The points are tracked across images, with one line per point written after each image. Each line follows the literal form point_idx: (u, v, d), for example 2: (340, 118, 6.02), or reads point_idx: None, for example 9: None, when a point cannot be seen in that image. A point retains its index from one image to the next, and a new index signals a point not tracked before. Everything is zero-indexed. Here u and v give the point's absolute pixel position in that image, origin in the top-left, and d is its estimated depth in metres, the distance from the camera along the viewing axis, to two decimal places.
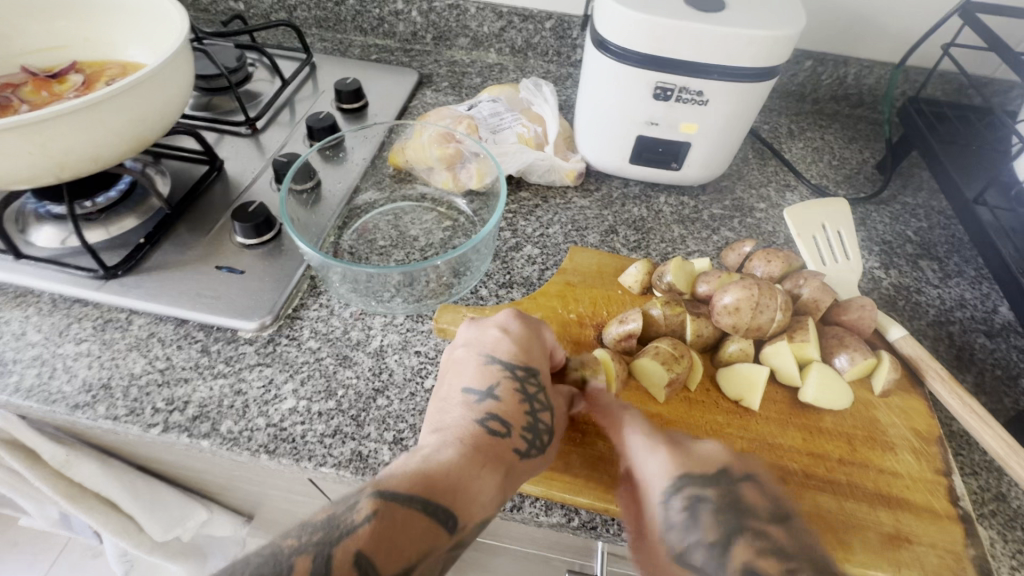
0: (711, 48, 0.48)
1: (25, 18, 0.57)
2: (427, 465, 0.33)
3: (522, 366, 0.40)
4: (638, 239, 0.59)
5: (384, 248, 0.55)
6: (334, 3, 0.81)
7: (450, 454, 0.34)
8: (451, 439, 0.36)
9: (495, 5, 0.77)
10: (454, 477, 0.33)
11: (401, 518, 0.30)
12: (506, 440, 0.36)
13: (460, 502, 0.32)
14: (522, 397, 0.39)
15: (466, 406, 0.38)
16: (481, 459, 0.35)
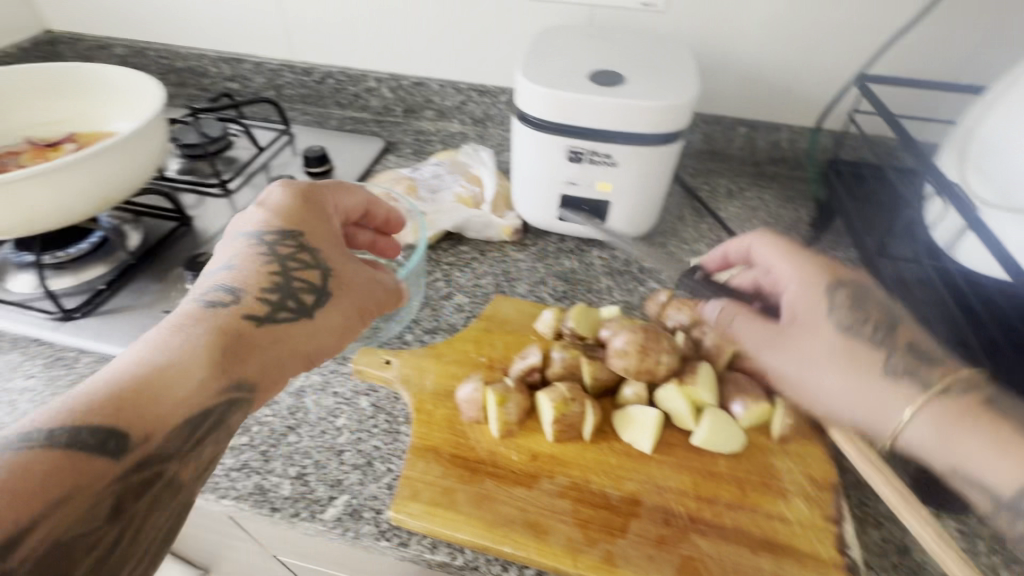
0: (611, 116, 0.54)
1: (30, 97, 0.65)
2: (175, 355, 0.34)
3: (278, 233, 0.43)
4: (566, 290, 0.62)
5: None
6: (316, 82, 0.91)
7: (196, 329, 0.36)
8: (181, 317, 0.37)
9: (456, 82, 0.86)
10: (178, 368, 0.34)
11: (133, 386, 0.32)
12: (238, 306, 0.38)
13: (218, 380, 0.35)
14: (300, 256, 0.42)
15: (251, 245, 0.42)
16: (224, 337, 0.36)
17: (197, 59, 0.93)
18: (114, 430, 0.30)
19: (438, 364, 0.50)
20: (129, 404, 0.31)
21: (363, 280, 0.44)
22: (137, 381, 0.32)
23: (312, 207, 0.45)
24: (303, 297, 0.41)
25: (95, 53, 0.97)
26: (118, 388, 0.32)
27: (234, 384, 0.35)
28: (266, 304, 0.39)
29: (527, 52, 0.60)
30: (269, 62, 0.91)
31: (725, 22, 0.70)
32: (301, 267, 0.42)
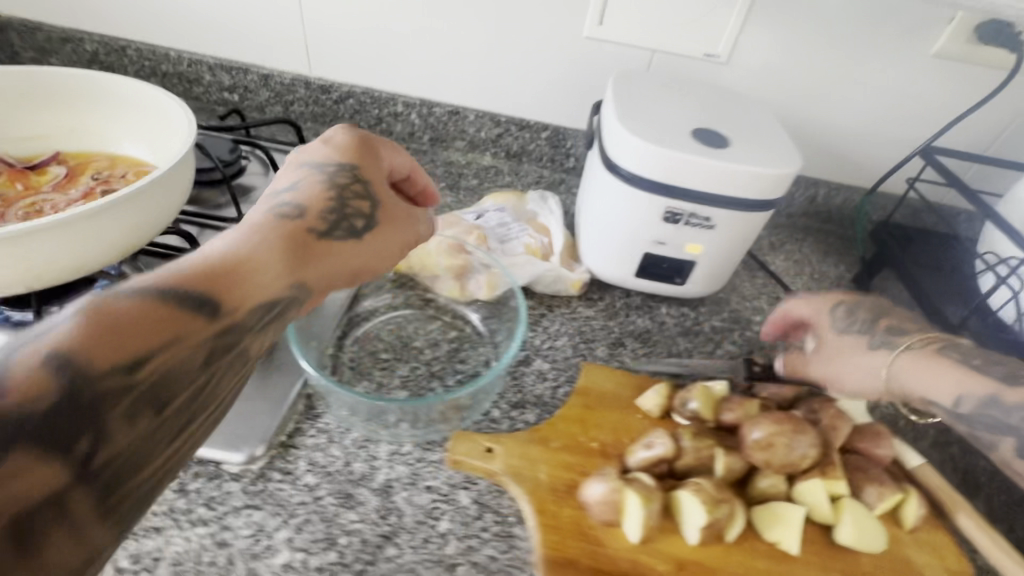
0: (720, 181, 0.51)
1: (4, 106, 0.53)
2: (213, 255, 0.31)
3: (339, 167, 0.39)
4: (646, 352, 0.58)
5: (388, 362, 0.51)
6: (333, 100, 0.82)
7: (261, 234, 0.33)
8: (245, 223, 0.34)
9: (494, 114, 0.80)
10: (243, 259, 0.31)
11: (210, 268, 0.30)
12: (303, 219, 0.35)
13: (285, 275, 0.32)
14: (356, 177, 0.39)
15: (302, 181, 0.38)
16: (290, 242, 0.33)
17: (190, 64, 0.81)
18: (212, 295, 0.29)
19: (548, 452, 0.44)
20: (220, 274, 0.30)
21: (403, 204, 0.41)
22: (201, 276, 0.29)
23: (370, 152, 0.41)
24: (355, 221, 0.36)
25: (57, 47, 0.82)
26: (189, 272, 0.29)
27: (300, 281, 0.33)
28: (324, 221, 0.35)
29: (618, 104, 0.56)
30: (280, 75, 0.80)
31: (786, 79, 0.70)
32: (361, 205, 0.37)
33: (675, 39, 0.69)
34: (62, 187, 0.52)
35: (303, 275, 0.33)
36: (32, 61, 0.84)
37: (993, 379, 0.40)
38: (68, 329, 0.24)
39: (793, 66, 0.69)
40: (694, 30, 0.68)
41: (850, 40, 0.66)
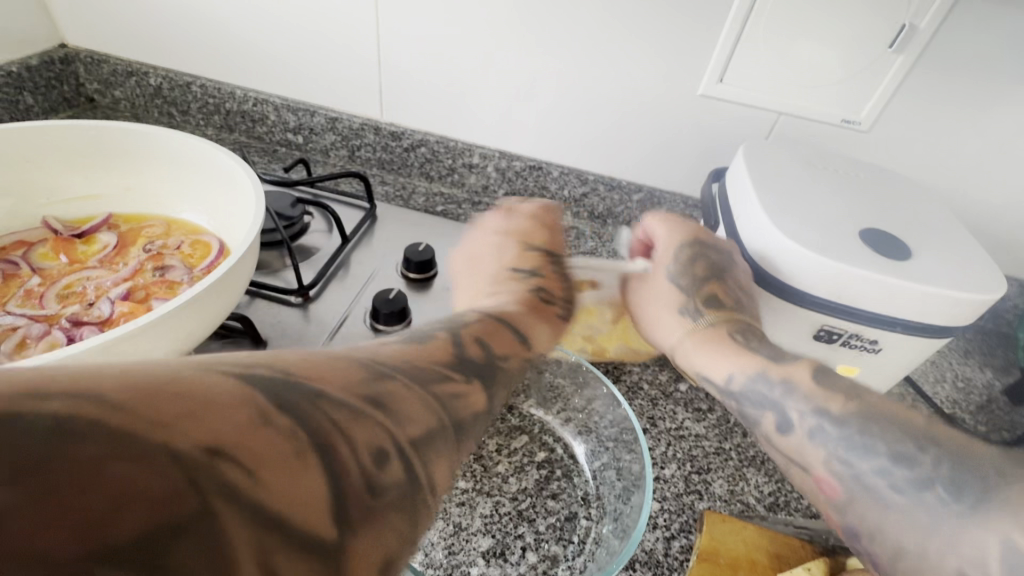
0: (900, 304, 0.40)
1: (52, 165, 0.47)
2: (512, 307, 0.43)
3: (540, 245, 0.53)
4: (775, 491, 0.47)
5: (466, 495, 0.42)
6: (404, 148, 0.75)
7: (528, 298, 0.45)
8: (508, 288, 0.47)
9: (581, 172, 0.72)
10: (530, 315, 0.43)
11: (514, 319, 0.41)
12: (552, 292, 0.48)
13: (552, 327, 0.44)
14: (561, 279, 0.50)
15: (512, 276, 0.49)
16: (548, 304, 0.46)
17: (255, 103, 0.76)
18: (498, 346, 0.36)
19: None
20: (505, 334, 0.38)
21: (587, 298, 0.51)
22: (507, 319, 0.41)
23: (548, 231, 0.56)
24: (579, 301, 0.50)
25: (122, 80, 0.79)
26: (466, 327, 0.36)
27: (557, 339, 0.44)
28: (567, 298, 0.48)
29: (758, 187, 0.46)
30: (349, 119, 0.74)
31: (942, 153, 0.58)
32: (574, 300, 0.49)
33: (807, 101, 0.59)
34: (111, 260, 0.46)
35: (557, 336, 0.45)
36: (97, 93, 0.81)
37: (762, 357, 0.43)
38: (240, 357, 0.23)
39: (952, 138, 0.57)
40: (832, 91, 0.57)
41: None
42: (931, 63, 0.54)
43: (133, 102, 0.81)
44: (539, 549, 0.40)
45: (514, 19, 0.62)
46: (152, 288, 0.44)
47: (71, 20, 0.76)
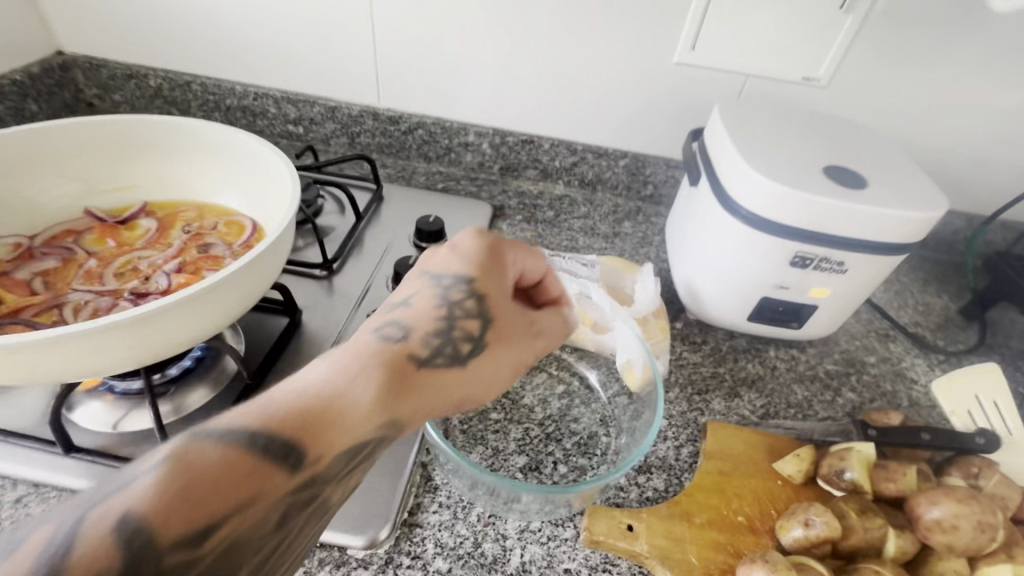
0: (860, 225, 0.47)
1: (91, 158, 0.51)
2: (314, 387, 0.30)
3: (454, 279, 0.39)
4: (765, 403, 0.54)
5: (499, 423, 0.48)
6: (402, 132, 0.80)
7: (364, 373, 0.31)
8: (344, 348, 0.33)
9: (571, 143, 0.77)
10: (337, 400, 0.29)
11: (298, 413, 0.28)
12: (405, 344, 0.35)
13: (381, 414, 0.30)
14: (448, 311, 0.38)
15: (367, 327, 0.36)
16: (390, 373, 0.33)
17: (255, 98, 0.80)
18: (297, 442, 0.27)
19: (693, 530, 0.41)
20: (310, 416, 0.28)
21: (515, 317, 0.40)
22: (284, 421, 0.28)
23: (495, 263, 0.41)
24: (461, 347, 0.36)
25: (121, 83, 0.81)
26: (249, 413, 0.28)
27: (391, 418, 0.31)
28: (428, 347, 0.35)
29: (736, 138, 0.52)
30: (348, 107, 0.78)
31: (890, 102, 0.66)
32: (478, 328, 0.38)
33: (770, 63, 0.65)
34: (156, 242, 0.50)
35: (396, 418, 0.31)
36: (96, 98, 0.84)
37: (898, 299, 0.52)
38: (147, 485, 0.23)
39: (898, 87, 0.64)
40: (792, 51, 0.64)
41: (966, 61, 0.61)
42: (874, 21, 0.60)
43: (133, 104, 0.83)
44: (568, 462, 0.46)
45: (500, 3, 0.67)
46: (199, 263, 0.48)
47: (66, 27, 0.78)
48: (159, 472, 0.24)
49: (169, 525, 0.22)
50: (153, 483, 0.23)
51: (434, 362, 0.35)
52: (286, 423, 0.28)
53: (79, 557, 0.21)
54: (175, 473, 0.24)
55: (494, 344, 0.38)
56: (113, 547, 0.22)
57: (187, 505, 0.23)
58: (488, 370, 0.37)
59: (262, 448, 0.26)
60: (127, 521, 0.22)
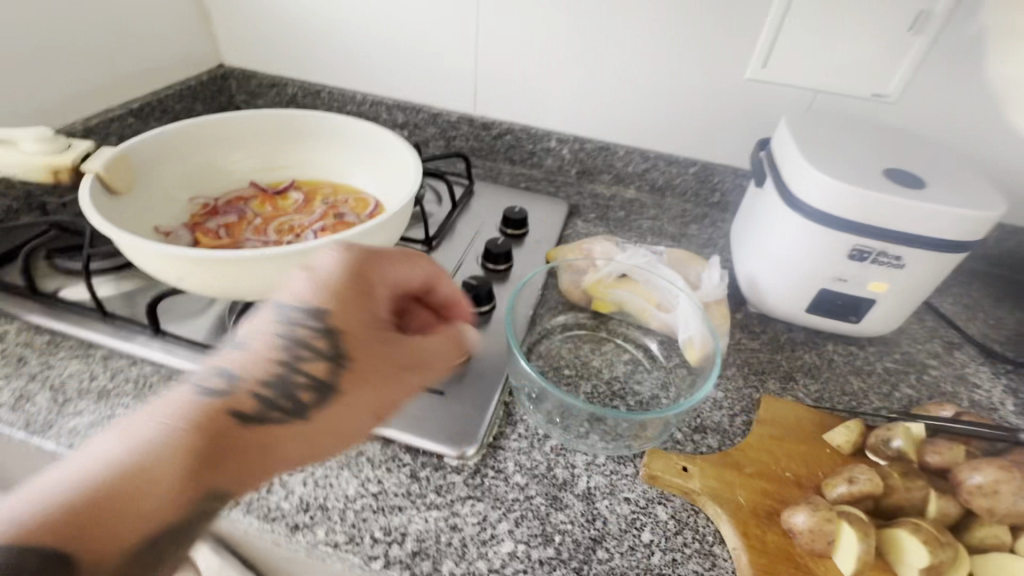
0: (917, 221, 0.51)
1: (261, 140, 0.64)
2: (124, 458, 0.32)
3: (314, 320, 0.40)
4: (819, 389, 0.58)
5: (571, 377, 0.55)
6: (492, 137, 0.90)
7: (177, 433, 0.34)
8: (166, 407, 0.36)
9: (645, 150, 0.85)
10: (148, 480, 0.32)
11: (119, 482, 0.31)
12: (229, 400, 0.37)
13: (204, 467, 0.34)
14: (298, 352, 0.39)
15: (216, 369, 0.38)
16: (205, 447, 0.35)
17: (372, 105, 0.93)
18: (89, 534, 0.30)
19: (744, 478, 0.46)
20: (112, 502, 0.31)
21: (386, 347, 0.41)
22: (91, 483, 0.31)
23: (359, 289, 0.42)
24: (300, 397, 0.39)
25: (264, 91, 0.98)
26: (44, 493, 0.30)
27: (198, 491, 0.33)
28: (264, 395, 0.38)
29: (800, 142, 0.58)
30: (448, 114, 0.90)
31: (962, 120, 0.68)
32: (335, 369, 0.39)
33: (840, 80, 0.70)
34: (303, 209, 0.63)
35: (216, 478, 0.34)
36: (242, 102, 1.00)
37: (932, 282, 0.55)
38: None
39: (971, 104, 0.67)
40: (861, 70, 0.69)
41: None
42: (946, 42, 0.64)
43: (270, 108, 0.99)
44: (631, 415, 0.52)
45: (590, 26, 0.77)
46: (336, 225, 0.59)
47: (227, 45, 0.95)
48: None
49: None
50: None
51: (292, 409, 0.38)
52: (89, 514, 0.30)
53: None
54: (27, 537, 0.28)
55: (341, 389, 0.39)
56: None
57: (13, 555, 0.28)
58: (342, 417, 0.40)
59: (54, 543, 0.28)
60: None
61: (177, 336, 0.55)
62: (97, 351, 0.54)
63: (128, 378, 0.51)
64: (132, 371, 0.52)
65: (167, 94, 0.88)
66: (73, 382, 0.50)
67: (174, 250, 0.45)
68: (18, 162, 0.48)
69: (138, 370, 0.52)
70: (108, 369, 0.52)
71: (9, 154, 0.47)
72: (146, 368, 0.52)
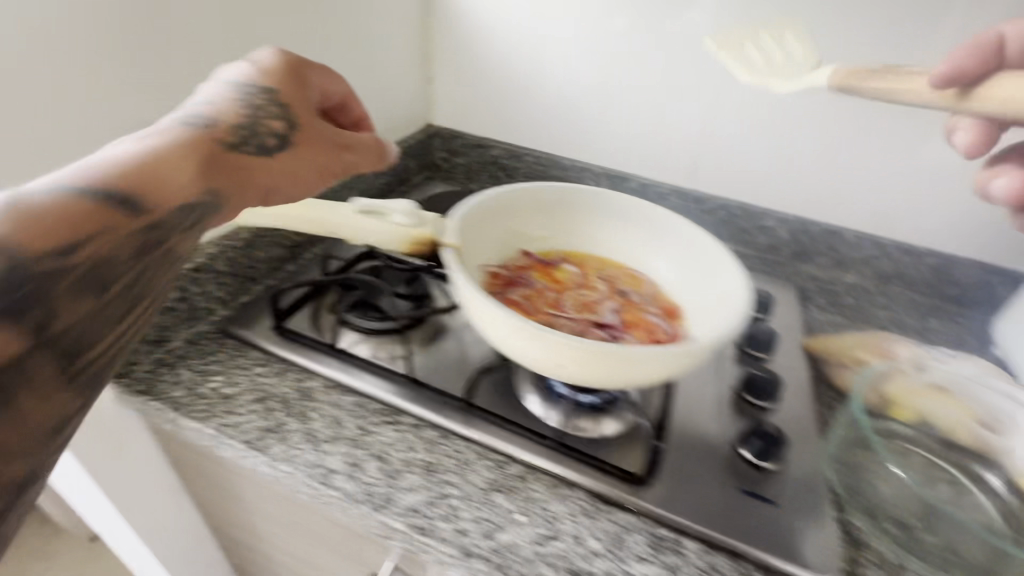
0: None
1: (540, 213, 0.63)
2: (125, 161, 0.33)
3: (262, 87, 0.42)
4: None
5: (896, 495, 0.51)
6: (702, 211, 0.89)
7: (171, 148, 0.35)
8: (150, 134, 0.36)
9: (876, 237, 0.81)
10: (157, 167, 0.34)
11: (123, 173, 0.32)
12: (218, 129, 0.38)
13: (201, 188, 0.35)
14: (243, 125, 0.39)
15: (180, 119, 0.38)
16: (204, 156, 0.36)
17: (577, 171, 0.95)
18: (134, 196, 0.32)
19: None
20: (138, 177, 0.32)
21: (320, 131, 0.44)
22: (108, 179, 0.31)
23: (303, 79, 0.45)
24: (266, 139, 0.40)
25: (467, 151, 1.01)
26: (71, 175, 0.31)
27: (212, 186, 0.36)
28: (237, 137, 0.39)
29: None
30: (659, 186, 0.90)
31: None
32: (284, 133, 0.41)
33: None
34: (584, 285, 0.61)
35: (220, 186, 0.37)
36: (441, 160, 1.03)
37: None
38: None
39: None
40: None
41: None
42: None
43: (469, 168, 1.02)
44: None
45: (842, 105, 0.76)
46: (633, 308, 0.58)
47: (439, 108, 1.00)
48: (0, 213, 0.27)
49: (43, 235, 0.28)
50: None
51: (246, 143, 0.39)
52: (114, 181, 0.31)
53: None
54: (20, 218, 0.28)
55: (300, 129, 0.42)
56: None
57: (42, 230, 0.28)
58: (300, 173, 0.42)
59: (102, 198, 0.31)
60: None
61: (484, 411, 0.54)
62: (405, 418, 0.53)
63: (446, 453, 0.50)
64: (448, 446, 0.51)
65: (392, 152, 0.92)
66: (396, 453, 0.50)
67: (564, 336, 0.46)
68: (387, 232, 0.47)
69: (453, 444, 0.51)
70: (424, 440, 0.51)
71: (385, 226, 0.47)
72: (460, 443, 0.51)
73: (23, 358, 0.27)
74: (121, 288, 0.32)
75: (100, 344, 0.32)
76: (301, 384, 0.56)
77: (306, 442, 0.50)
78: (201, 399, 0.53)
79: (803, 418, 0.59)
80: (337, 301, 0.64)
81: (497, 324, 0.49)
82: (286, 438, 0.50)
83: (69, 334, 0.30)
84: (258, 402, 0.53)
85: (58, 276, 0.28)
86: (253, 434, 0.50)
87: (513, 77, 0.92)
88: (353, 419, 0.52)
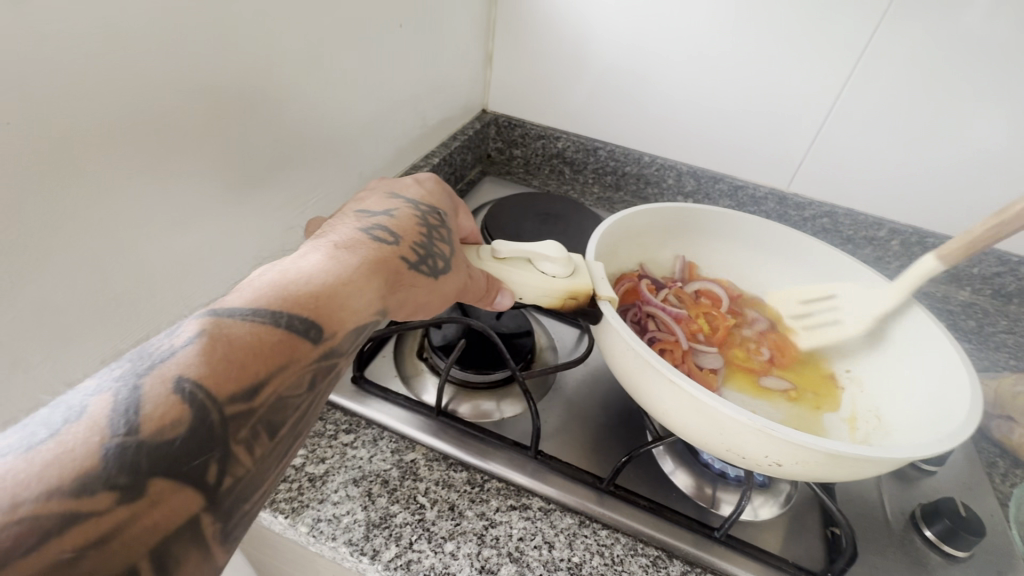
0: None
1: (664, 237, 0.58)
2: (313, 276, 0.31)
3: (427, 206, 0.41)
4: None
5: None
6: (803, 216, 0.79)
7: (351, 259, 0.33)
8: (334, 239, 0.35)
9: (1004, 252, 0.72)
10: (340, 285, 0.31)
11: (312, 295, 0.30)
12: (397, 247, 0.36)
13: (374, 303, 0.33)
14: (415, 247, 0.37)
15: (353, 229, 0.36)
16: (381, 269, 0.34)
17: (658, 168, 0.84)
18: (317, 321, 0.29)
19: None
20: (323, 298, 0.30)
21: (467, 272, 0.39)
22: (313, 291, 0.30)
23: (451, 205, 0.44)
24: (437, 262, 0.37)
25: (529, 141, 0.90)
26: (261, 291, 0.29)
27: (385, 307, 0.34)
28: (403, 256, 0.36)
29: None
30: (754, 187, 0.80)
31: None
32: (434, 253, 0.38)
33: None
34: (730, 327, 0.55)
35: (390, 305, 0.34)
36: (496, 151, 0.93)
37: None
38: (190, 354, 0.25)
39: None
40: None
41: None
42: None
43: (530, 160, 0.92)
44: None
45: (994, 103, 0.63)
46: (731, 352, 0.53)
47: (500, 92, 0.88)
48: (198, 344, 0.26)
49: (227, 376, 0.25)
50: (195, 349, 0.25)
51: (406, 263, 0.36)
52: (300, 304, 0.29)
53: (152, 408, 0.23)
54: (214, 349, 0.26)
55: (454, 264, 0.38)
56: (180, 400, 0.24)
57: (229, 370, 0.26)
58: (433, 300, 0.37)
59: (287, 323, 0.28)
60: (185, 381, 0.24)
61: (629, 492, 0.45)
62: (532, 501, 0.44)
63: (592, 549, 0.42)
64: (591, 538, 0.42)
65: (453, 146, 0.81)
66: (533, 550, 0.41)
67: (801, 437, 0.33)
68: (534, 283, 0.41)
69: (595, 536, 0.43)
70: (561, 532, 0.43)
71: (531, 275, 0.41)
72: (604, 533, 0.43)
73: (195, 518, 0.23)
74: (291, 428, 0.29)
75: (266, 489, 0.27)
76: (400, 457, 0.46)
77: (423, 541, 0.41)
78: (284, 482, 0.43)
79: (968, 480, 0.52)
80: (432, 340, 0.53)
81: (686, 414, 0.36)
82: (399, 537, 0.41)
83: (244, 489, 0.26)
84: (354, 485, 0.43)
85: (240, 422, 0.25)
86: (358, 531, 0.40)
87: (589, 59, 0.79)
88: (472, 505, 0.44)
